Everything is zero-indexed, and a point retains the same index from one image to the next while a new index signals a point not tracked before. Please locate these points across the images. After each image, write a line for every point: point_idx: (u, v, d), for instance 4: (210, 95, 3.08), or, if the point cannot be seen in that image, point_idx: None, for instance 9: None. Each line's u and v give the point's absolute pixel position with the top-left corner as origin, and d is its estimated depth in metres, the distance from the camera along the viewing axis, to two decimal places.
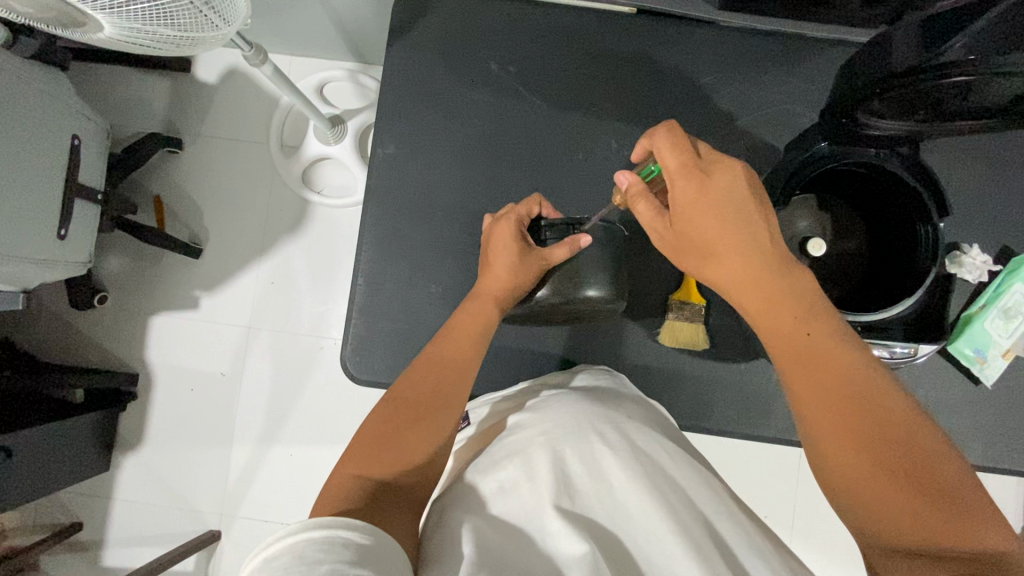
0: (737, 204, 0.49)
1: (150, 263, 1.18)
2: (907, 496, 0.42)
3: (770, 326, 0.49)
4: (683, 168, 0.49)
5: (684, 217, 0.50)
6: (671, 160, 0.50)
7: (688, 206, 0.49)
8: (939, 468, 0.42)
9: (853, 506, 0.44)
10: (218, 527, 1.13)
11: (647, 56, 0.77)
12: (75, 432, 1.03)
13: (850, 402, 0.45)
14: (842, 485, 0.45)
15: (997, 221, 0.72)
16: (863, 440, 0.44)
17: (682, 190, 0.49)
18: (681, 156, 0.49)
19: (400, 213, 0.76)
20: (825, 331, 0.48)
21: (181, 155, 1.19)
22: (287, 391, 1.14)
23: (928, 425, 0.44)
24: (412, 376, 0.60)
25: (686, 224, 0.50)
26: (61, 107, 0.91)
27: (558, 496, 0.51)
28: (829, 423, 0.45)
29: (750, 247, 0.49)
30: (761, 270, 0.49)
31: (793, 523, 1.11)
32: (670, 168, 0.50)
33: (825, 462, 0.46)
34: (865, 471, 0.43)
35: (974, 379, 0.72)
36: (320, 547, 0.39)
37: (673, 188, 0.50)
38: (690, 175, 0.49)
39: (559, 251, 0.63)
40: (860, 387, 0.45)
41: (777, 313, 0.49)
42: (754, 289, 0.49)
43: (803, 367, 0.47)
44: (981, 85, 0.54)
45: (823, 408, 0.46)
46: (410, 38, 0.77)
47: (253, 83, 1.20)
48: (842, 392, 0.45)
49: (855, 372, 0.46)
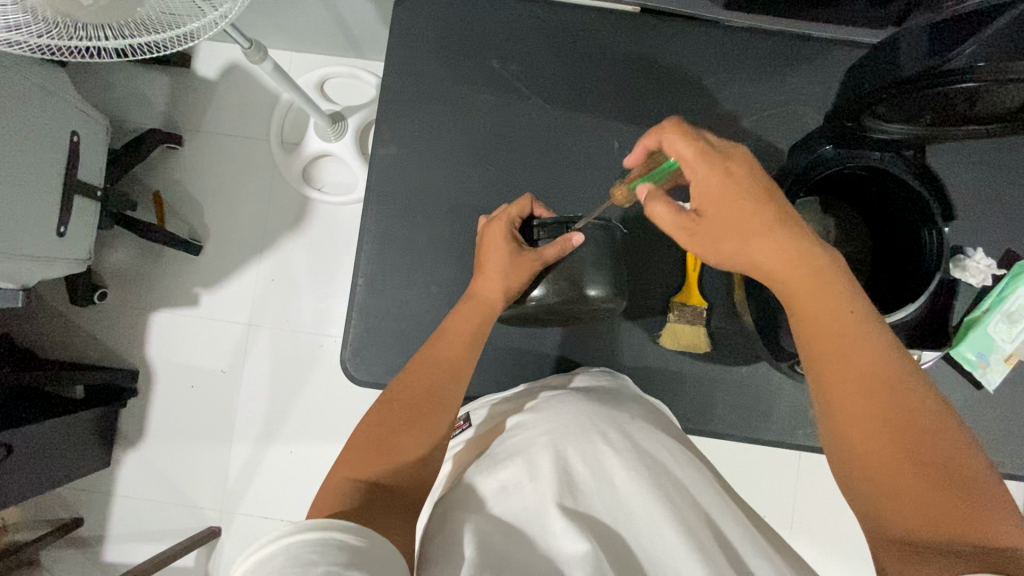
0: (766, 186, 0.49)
1: (149, 258, 1.17)
2: (925, 485, 0.41)
3: (806, 309, 0.48)
4: (701, 154, 0.49)
5: (712, 203, 0.49)
6: (686, 150, 0.49)
7: (713, 190, 0.48)
8: (958, 460, 0.42)
9: (864, 494, 0.44)
10: (218, 524, 1.13)
11: (650, 56, 0.76)
12: (75, 429, 1.03)
13: (878, 389, 0.44)
14: (857, 471, 0.44)
15: (1002, 225, 0.71)
16: (885, 423, 0.44)
17: (706, 176, 0.48)
18: (696, 145, 0.49)
19: (400, 213, 0.76)
20: (862, 315, 0.47)
21: (181, 151, 1.19)
22: (288, 387, 1.14)
23: (951, 419, 0.44)
24: (404, 379, 0.60)
25: (715, 209, 0.49)
26: (60, 103, 0.91)
27: (561, 495, 0.51)
28: (855, 410, 0.45)
29: (782, 228, 0.48)
30: (794, 254, 0.48)
31: (793, 522, 1.11)
32: (687, 158, 0.49)
33: (846, 451, 0.45)
34: (887, 460, 0.43)
35: (976, 385, 0.72)
36: (314, 548, 0.39)
37: (694, 177, 0.49)
38: (710, 161, 0.49)
39: (551, 250, 0.63)
40: (885, 374, 0.45)
41: (814, 295, 0.48)
42: (791, 269, 0.48)
43: (830, 353, 0.46)
44: (987, 92, 0.53)
45: (848, 393, 0.45)
46: (409, 35, 0.76)
47: (252, 79, 1.19)
48: (867, 378, 0.45)
49: (884, 359, 0.45)
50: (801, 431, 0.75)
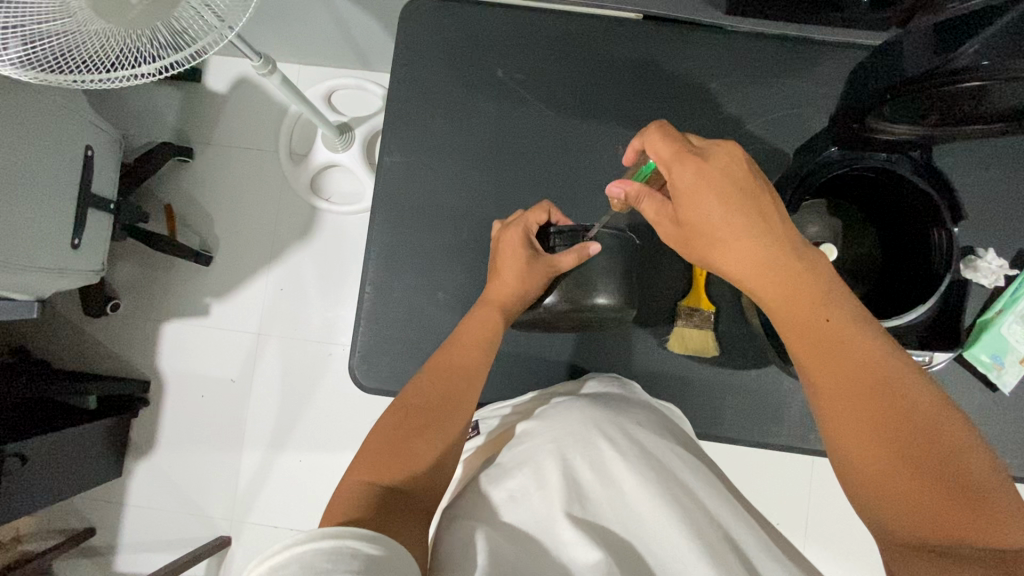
0: (746, 185, 0.47)
1: (161, 270, 1.19)
2: (925, 487, 0.41)
3: (790, 313, 0.48)
4: (676, 155, 0.49)
5: (687, 203, 0.48)
6: (663, 150, 0.49)
7: (687, 191, 0.48)
8: (958, 460, 0.41)
9: (865, 497, 0.44)
10: (228, 533, 1.13)
11: (653, 63, 0.76)
12: (88, 440, 1.04)
13: (869, 391, 0.44)
14: (858, 476, 0.44)
15: (1015, 225, 0.70)
16: (879, 426, 0.43)
17: (680, 176, 0.48)
18: (673, 144, 0.49)
19: (407, 222, 0.76)
20: (846, 317, 0.46)
21: (191, 164, 1.20)
22: (298, 395, 1.15)
23: (951, 417, 0.43)
24: (416, 384, 0.59)
25: (689, 210, 0.49)
26: (74, 118, 0.92)
27: (570, 504, 0.51)
28: (850, 418, 0.44)
29: (756, 227, 0.47)
30: (768, 259, 0.47)
31: (807, 530, 1.10)
32: (665, 157, 0.49)
33: (843, 456, 0.45)
34: (884, 464, 0.42)
35: (991, 386, 0.71)
36: (328, 557, 0.40)
37: (671, 176, 0.49)
38: (686, 160, 0.48)
39: (567, 258, 0.63)
40: (878, 376, 0.44)
41: (795, 298, 0.47)
42: (768, 273, 0.47)
43: (816, 356, 0.46)
44: (994, 89, 0.53)
45: (838, 396, 0.45)
46: (414, 46, 0.77)
47: (262, 91, 1.21)
48: (858, 381, 0.44)
49: (875, 361, 0.45)
50: (813, 436, 0.74)
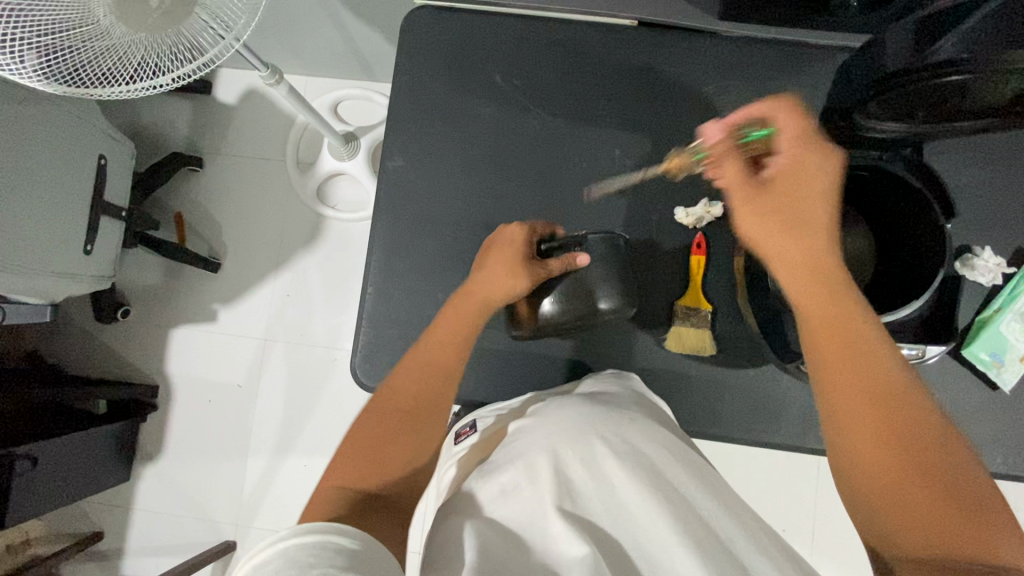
0: (826, 192, 0.50)
1: (171, 276, 1.21)
2: (924, 495, 0.42)
3: (819, 313, 0.49)
4: (806, 135, 0.51)
5: (795, 177, 0.50)
6: (792, 125, 0.51)
7: (802, 167, 0.50)
8: (955, 473, 0.43)
9: (860, 497, 0.45)
10: (232, 538, 1.14)
11: (649, 67, 0.78)
12: (96, 445, 1.06)
13: (881, 398, 0.45)
14: (857, 477, 0.45)
15: (1011, 224, 0.71)
16: (886, 432, 0.45)
17: (803, 152, 0.50)
18: (803, 125, 0.51)
19: (408, 224, 0.78)
20: (870, 327, 0.48)
21: (201, 173, 1.23)
22: (302, 401, 1.16)
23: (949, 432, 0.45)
24: (392, 383, 0.60)
25: (796, 183, 0.50)
26: (88, 128, 0.95)
27: (560, 499, 0.51)
28: (863, 419, 0.45)
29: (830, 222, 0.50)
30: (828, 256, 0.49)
31: (813, 537, 1.09)
32: (790, 132, 0.51)
33: (846, 457, 0.46)
34: (886, 468, 0.44)
35: (992, 385, 0.71)
36: (310, 552, 0.40)
37: (790, 148, 0.51)
38: (810, 141, 0.50)
39: (553, 264, 0.64)
40: (888, 386, 0.46)
41: (832, 297, 0.49)
42: (825, 264, 0.49)
43: (839, 357, 0.47)
44: (975, 84, 0.54)
45: (852, 398, 0.46)
46: (415, 53, 0.79)
47: (270, 102, 1.24)
48: (873, 388, 0.46)
49: (888, 371, 0.46)
50: (812, 435, 0.74)
